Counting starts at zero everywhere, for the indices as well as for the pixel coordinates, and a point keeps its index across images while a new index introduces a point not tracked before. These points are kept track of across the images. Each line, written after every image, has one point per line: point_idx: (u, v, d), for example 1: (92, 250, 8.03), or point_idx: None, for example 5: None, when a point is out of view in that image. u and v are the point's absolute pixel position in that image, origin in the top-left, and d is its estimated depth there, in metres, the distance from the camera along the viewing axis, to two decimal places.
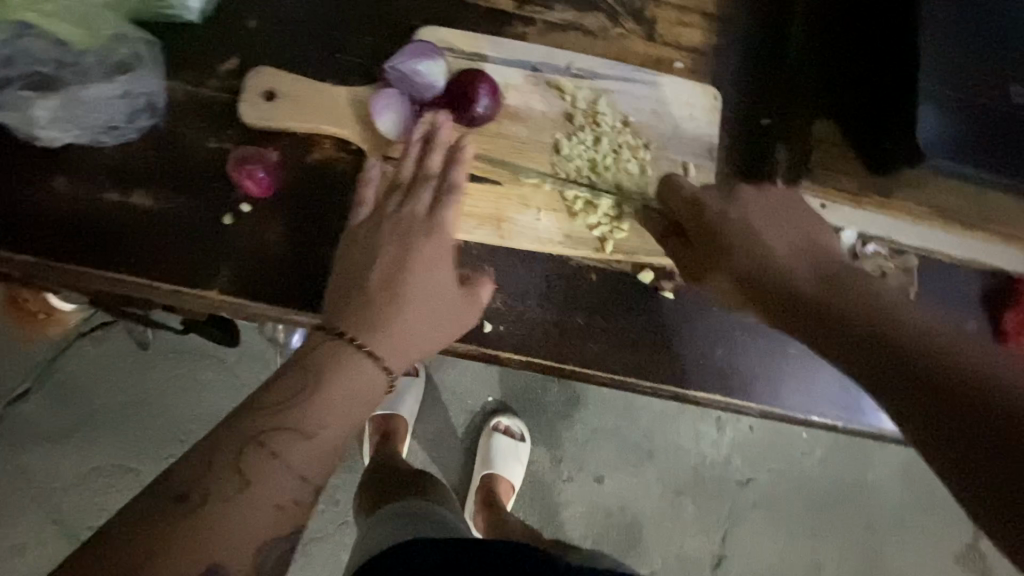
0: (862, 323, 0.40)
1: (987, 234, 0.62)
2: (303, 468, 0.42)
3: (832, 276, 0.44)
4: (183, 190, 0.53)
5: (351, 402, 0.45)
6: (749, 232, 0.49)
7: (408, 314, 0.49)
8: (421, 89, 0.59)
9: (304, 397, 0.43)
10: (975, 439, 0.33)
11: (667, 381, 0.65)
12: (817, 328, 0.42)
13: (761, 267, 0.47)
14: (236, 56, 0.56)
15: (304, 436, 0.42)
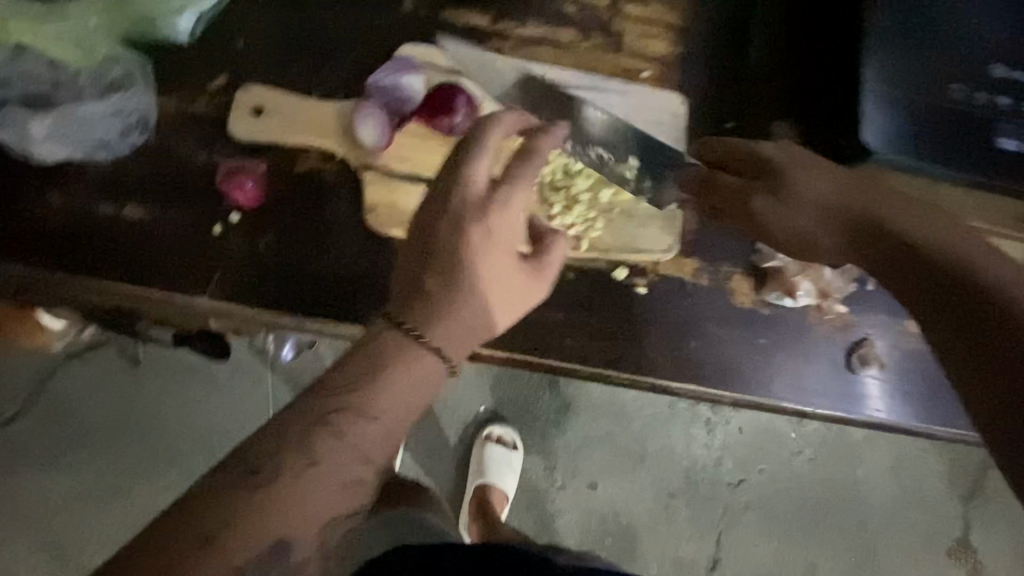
0: (950, 282, 0.42)
1: None
2: (366, 447, 0.43)
3: (918, 234, 0.46)
4: (181, 202, 0.61)
5: (408, 393, 0.45)
6: (807, 170, 0.51)
7: (473, 299, 0.48)
8: (401, 101, 0.62)
9: (366, 387, 0.44)
10: (1001, 357, 0.38)
11: (644, 374, 0.62)
12: (915, 286, 0.45)
13: (820, 203, 0.50)
14: (223, 75, 0.63)
15: (366, 418, 0.44)
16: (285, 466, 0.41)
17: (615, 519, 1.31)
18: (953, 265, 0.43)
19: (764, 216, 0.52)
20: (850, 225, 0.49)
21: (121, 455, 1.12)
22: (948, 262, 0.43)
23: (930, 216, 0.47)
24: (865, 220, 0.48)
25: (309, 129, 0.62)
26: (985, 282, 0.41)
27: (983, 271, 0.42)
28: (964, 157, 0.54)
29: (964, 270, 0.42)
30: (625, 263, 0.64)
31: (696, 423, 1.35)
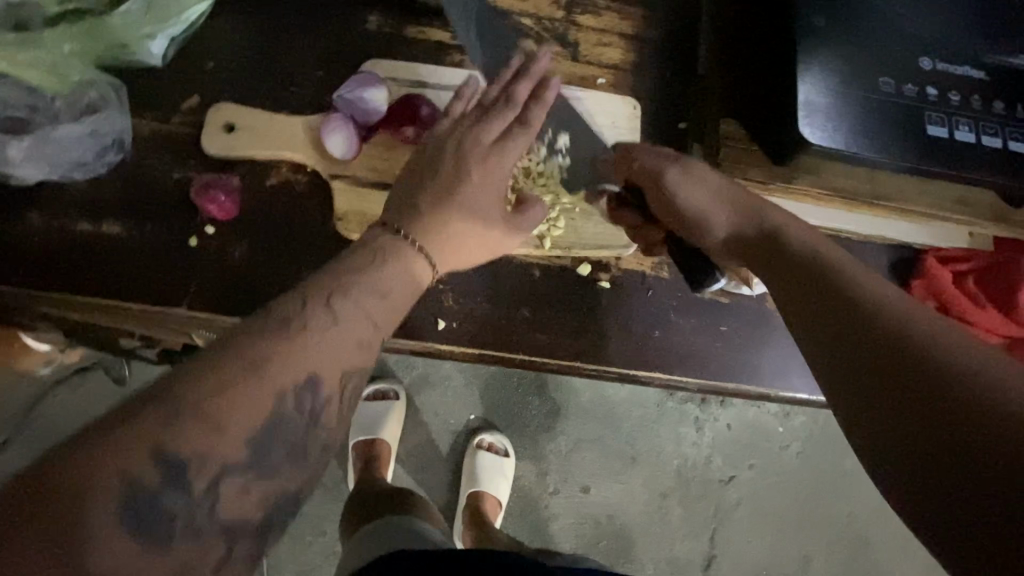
0: (805, 273, 0.45)
1: (879, 210, 0.67)
2: (375, 316, 0.47)
3: (787, 237, 0.50)
4: (157, 218, 0.63)
5: (410, 283, 0.51)
6: (686, 186, 0.55)
7: (462, 225, 0.54)
8: (365, 115, 0.64)
9: (378, 269, 0.49)
10: (942, 456, 0.32)
11: (612, 364, 0.65)
12: (839, 352, 0.39)
13: (698, 216, 0.55)
14: (195, 96, 0.66)
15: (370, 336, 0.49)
16: (314, 318, 0.44)
17: (610, 521, 1.32)
18: (811, 260, 0.46)
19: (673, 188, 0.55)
20: (737, 226, 0.54)
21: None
22: (807, 258, 0.47)
23: (797, 225, 0.51)
24: (750, 219, 0.53)
25: (279, 143, 0.64)
26: (920, 351, 0.36)
27: (834, 265, 0.45)
28: (896, 145, 0.58)
29: (819, 264, 0.46)
30: (588, 259, 0.67)
31: (684, 420, 1.37)
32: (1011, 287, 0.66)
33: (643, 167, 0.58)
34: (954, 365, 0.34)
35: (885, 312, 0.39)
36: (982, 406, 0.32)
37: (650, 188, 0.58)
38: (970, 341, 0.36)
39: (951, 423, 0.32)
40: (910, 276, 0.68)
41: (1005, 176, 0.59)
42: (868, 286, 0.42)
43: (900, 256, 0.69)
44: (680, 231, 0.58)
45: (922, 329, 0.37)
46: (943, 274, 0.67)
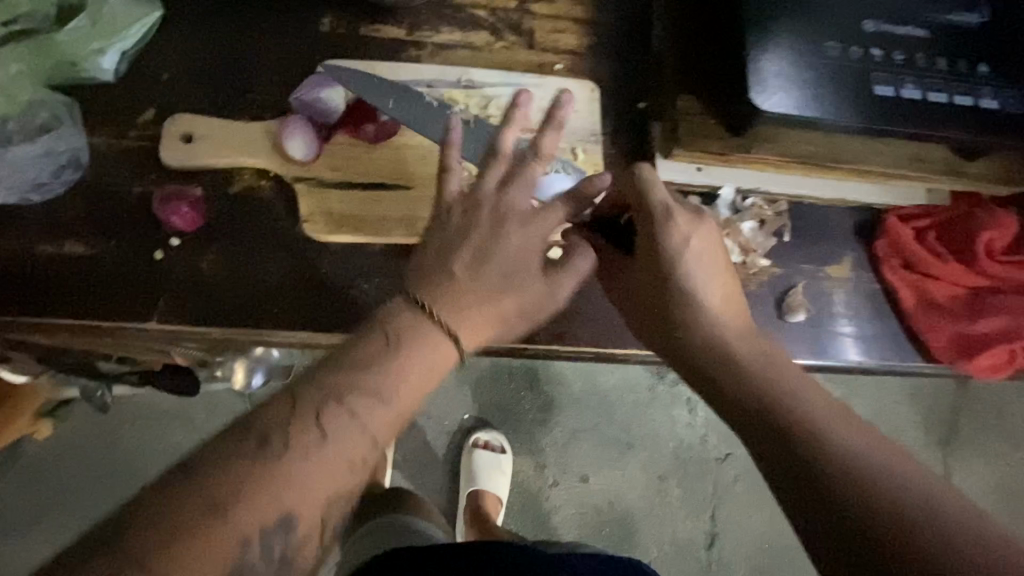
0: (755, 411, 0.47)
1: (836, 172, 0.67)
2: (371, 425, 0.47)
3: (734, 358, 0.52)
4: (121, 233, 0.62)
5: (436, 367, 0.50)
6: (673, 260, 0.55)
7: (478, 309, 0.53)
8: (323, 113, 0.64)
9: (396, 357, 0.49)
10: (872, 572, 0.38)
11: (589, 344, 0.66)
12: (765, 450, 0.46)
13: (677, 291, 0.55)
14: (151, 109, 0.66)
15: (382, 402, 0.48)
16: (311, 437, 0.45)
17: (611, 508, 1.33)
18: (754, 393, 0.49)
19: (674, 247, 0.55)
20: (689, 324, 0.54)
21: (114, 503, 1.14)
22: (752, 395, 0.49)
23: (741, 340, 0.53)
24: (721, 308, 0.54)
25: (238, 151, 0.64)
26: (835, 463, 0.42)
27: (778, 396, 0.48)
28: (846, 106, 0.59)
29: (765, 400, 0.48)
30: (558, 243, 0.67)
31: (676, 403, 1.38)
32: (968, 239, 0.68)
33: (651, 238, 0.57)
34: (898, 494, 0.40)
35: (827, 447, 0.43)
36: (928, 546, 0.37)
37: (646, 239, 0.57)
38: (904, 471, 0.41)
39: (878, 542, 0.38)
40: (874, 236, 0.71)
41: (954, 129, 0.60)
42: (806, 398, 0.47)
43: (863, 219, 0.71)
44: (649, 297, 0.57)
45: (835, 438, 0.44)
46: (905, 232, 0.69)
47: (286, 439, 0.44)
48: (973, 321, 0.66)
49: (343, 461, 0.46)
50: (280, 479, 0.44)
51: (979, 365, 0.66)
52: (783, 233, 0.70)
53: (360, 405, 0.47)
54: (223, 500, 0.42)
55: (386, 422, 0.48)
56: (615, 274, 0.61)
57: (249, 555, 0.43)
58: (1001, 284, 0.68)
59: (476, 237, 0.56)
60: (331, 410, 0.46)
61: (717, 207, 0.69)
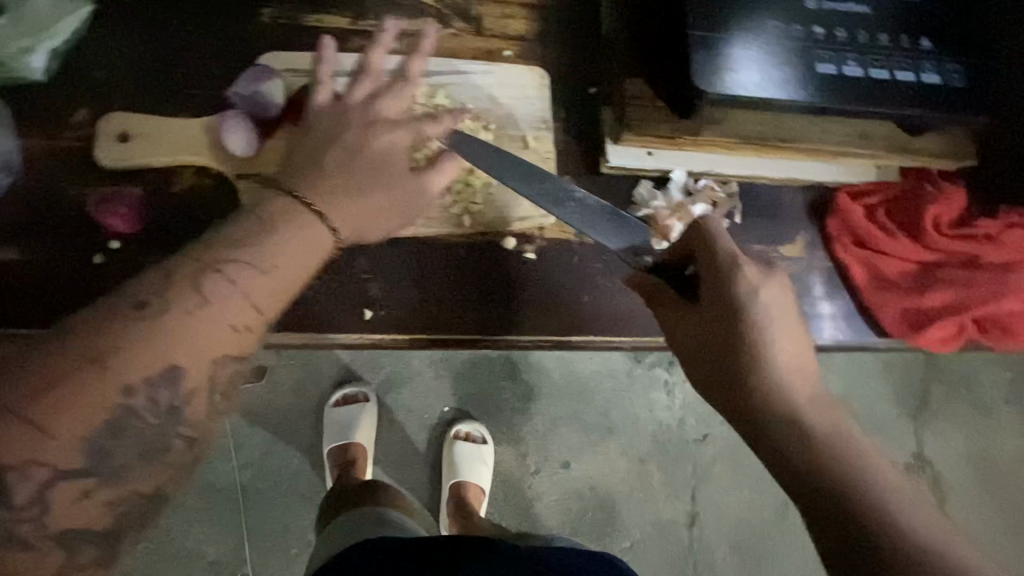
0: (817, 479, 0.46)
1: (784, 152, 0.67)
2: (251, 293, 0.49)
3: (801, 421, 0.48)
4: (57, 238, 0.61)
5: (312, 245, 0.53)
6: (751, 316, 0.51)
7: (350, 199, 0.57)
8: (262, 107, 0.63)
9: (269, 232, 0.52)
10: None
11: (547, 332, 0.66)
12: (827, 536, 0.44)
13: (749, 350, 0.50)
14: (87, 108, 0.64)
15: (256, 270, 0.50)
16: (176, 301, 0.46)
17: (592, 493, 1.34)
18: (827, 463, 0.46)
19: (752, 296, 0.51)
20: (761, 384, 0.50)
21: None
22: (821, 463, 0.46)
23: (816, 406, 0.49)
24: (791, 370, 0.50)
25: (177, 149, 0.62)
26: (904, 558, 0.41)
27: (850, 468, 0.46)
28: (789, 85, 0.59)
29: (836, 473, 0.45)
30: (512, 232, 0.67)
31: (654, 387, 1.39)
32: (917, 215, 0.69)
33: (722, 288, 0.52)
34: None
35: (895, 537, 0.42)
36: None
37: (716, 284, 0.52)
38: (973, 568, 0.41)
39: None
40: (825, 214, 0.71)
41: (897, 106, 0.61)
42: (870, 477, 0.45)
43: (815, 197, 0.72)
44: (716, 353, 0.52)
45: (905, 526, 0.42)
46: (855, 210, 0.70)
47: (164, 303, 0.46)
48: (923, 296, 0.68)
49: (228, 324, 0.48)
50: (166, 334, 0.45)
51: (930, 338, 0.67)
52: (734, 215, 0.70)
53: (234, 270, 0.49)
54: (103, 357, 0.43)
55: (267, 290, 0.50)
56: (673, 319, 0.55)
57: (134, 406, 0.44)
58: (949, 258, 0.69)
59: (350, 137, 0.60)
60: (210, 277, 0.48)
61: (670, 191, 0.69)
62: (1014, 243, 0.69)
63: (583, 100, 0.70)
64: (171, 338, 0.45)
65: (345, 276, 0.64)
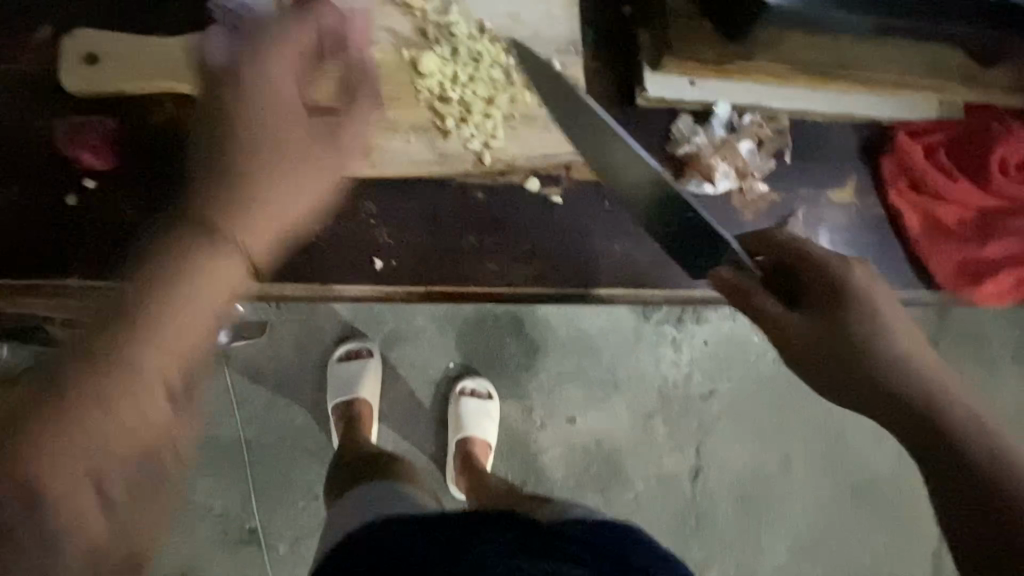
0: (947, 459, 0.42)
1: (839, 83, 0.60)
2: (170, 360, 0.40)
3: (926, 396, 0.45)
4: (23, 175, 0.54)
5: (230, 273, 0.43)
6: (871, 300, 0.48)
7: (266, 200, 0.45)
8: (248, 21, 0.53)
9: (164, 263, 0.41)
10: None
11: (572, 284, 0.60)
12: (958, 510, 0.41)
13: (867, 334, 0.47)
14: (48, 25, 0.55)
15: (174, 324, 0.41)
16: (78, 387, 0.37)
17: (598, 447, 1.33)
18: (987, 458, 0.41)
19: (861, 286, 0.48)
20: (900, 383, 0.46)
21: None
22: (981, 456, 0.42)
23: (954, 390, 0.46)
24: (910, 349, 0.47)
25: (155, 73, 0.54)
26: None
27: (1012, 459, 0.41)
28: (854, 2, 0.51)
29: (959, 444, 0.42)
30: (536, 171, 0.60)
31: (662, 343, 1.35)
32: (981, 156, 0.62)
33: (834, 289, 0.48)
34: None
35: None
36: None
37: (820, 287, 0.49)
38: None
39: None
40: (879, 155, 0.65)
41: (971, 19, 0.53)
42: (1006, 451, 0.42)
43: (869, 135, 0.65)
44: (827, 354, 0.47)
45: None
46: (915, 150, 0.63)
47: (78, 390, 0.37)
48: (981, 246, 0.62)
49: (131, 430, 0.37)
50: (57, 435, 0.35)
51: (986, 292, 0.62)
52: (785, 154, 0.63)
53: (150, 325, 0.40)
54: (47, 444, 0.35)
55: (170, 355, 0.40)
56: (777, 321, 0.49)
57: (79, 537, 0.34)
58: (1012, 205, 0.63)
59: (259, 100, 0.47)
60: (106, 340, 0.39)
61: (712, 127, 0.62)
62: None
63: (617, 22, 0.62)
64: (64, 442, 0.35)
65: (352, 221, 0.57)
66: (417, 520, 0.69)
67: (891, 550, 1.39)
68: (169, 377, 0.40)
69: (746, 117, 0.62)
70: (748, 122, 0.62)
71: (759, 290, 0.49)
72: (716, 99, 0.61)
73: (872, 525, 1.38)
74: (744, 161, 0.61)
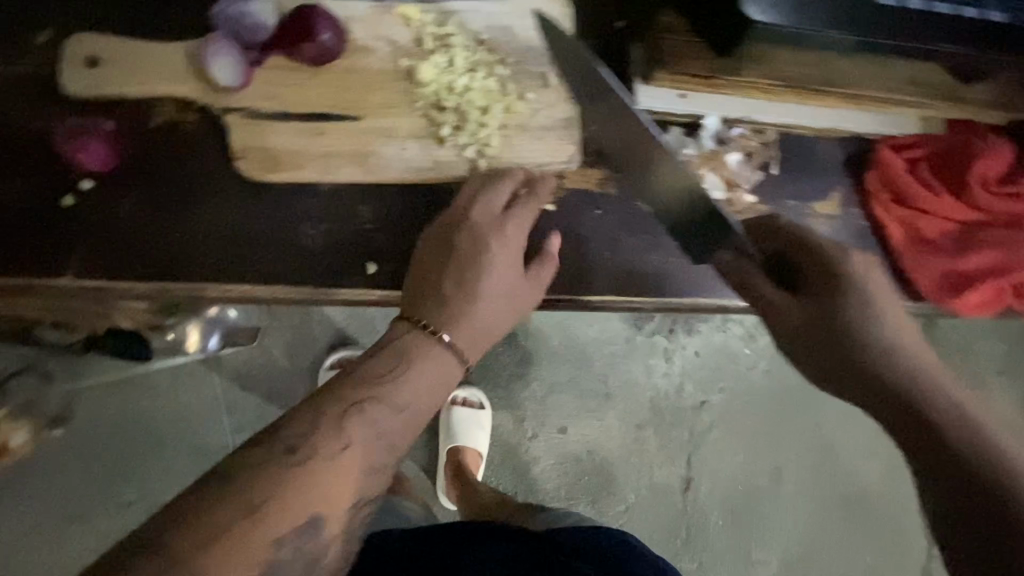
0: (942, 455, 0.42)
1: (824, 98, 0.63)
2: (391, 431, 0.47)
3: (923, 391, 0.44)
4: (21, 174, 0.54)
5: (440, 380, 0.50)
6: (866, 289, 0.48)
7: (480, 314, 0.52)
8: (251, 31, 0.55)
9: (398, 377, 0.48)
10: None
11: (565, 290, 0.61)
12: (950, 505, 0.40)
13: (862, 326, 0.47)
14: (50, 28, 0.56)
15: (393, 407, 0.47)
16: (322, 441, 0.44)
17: (589, 457, 1.33)
18: (970, 446, 0.41)
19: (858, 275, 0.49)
20: (893, 371, 0.45)
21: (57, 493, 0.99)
22: (965, 446, 0.41)
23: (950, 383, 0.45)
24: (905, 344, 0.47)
25: (157, 75, 0.55)
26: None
27: (997, 451, 0.41)
28: (841, 18, 0.53)
29: (953, 441, 0.42)
30: None
31: (654, 353, 1.36)
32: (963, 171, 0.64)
33: (837, 279, 0.49)
34: None
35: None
36: None
37: (819, 272, 0.49)
38: None
39: None
40: (864, 169, 0.67)
41: (953, 41, 0.55)
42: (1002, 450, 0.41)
43: (855, 149, 0.67)
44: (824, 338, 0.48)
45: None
46: (898, 163, 0.65)
47: (313, 445, 0.44)
48: (961, 258, 0.63)
49: (359, 469, 0.45)
50: (296, 501, 0.42)
51: (967, 302, 0.64)
52: (772, 166, 0.65)
53: (376, 393, 0.47)
54: (280, 512, 0.42)
55: (404, 427, 0.48)
56: (772, 303, 0.50)
57: (282, 557, 0.42)
58: (992, 218, 0.65)
59: (463, 246, 0.54)
60: (353, 417, 0.46)
61: (701, 139, 0.63)
62: None
63: (610, 35, 0.63)
64: (308, 489, 0.43)
65: (346, 226, 0.57)
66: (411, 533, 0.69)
67: (884, 565, 1.38)
68: (397, 444, 0.47)
69: (735, 129, 0.64)
70: (737, 134, 0.64)
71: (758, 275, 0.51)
72: (706, 112, 0.63)
73: (861, 539, 1.38)
74: (732, 172, 0.63)
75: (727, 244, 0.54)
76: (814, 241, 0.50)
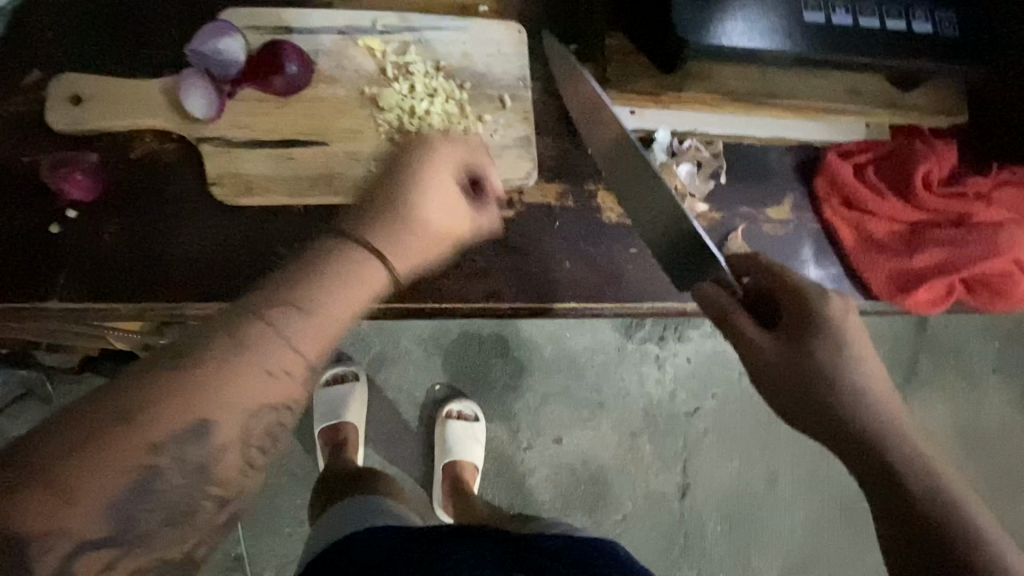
0: (893, 489, 0.44)
1: (768, 110, 0.65)
2: (295, 339, 0.40)
3: (879, 430, 0.47)
4: (11, 207, 0.58)
5: (360, 285, 0.43)
6: (838, 328, 0.50)
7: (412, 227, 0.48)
8: (223, 68, 0.59)
9: (307, 282, 0.41)
10: None
11: (530, 300, 0.63)
12: (896, 537, 0.43)
13: (831, 365, 0.49)
14: (38, 69, 0.60)
15: (303, 313, 0.41)
16: (217, 350, 0.38)
17: (584, 467, 1.34)
18: (913, 479, 0.44)
19: (833, 318, 0.50)
20: (857, 415, 0.48)
21: None
22: (917, 489, 0.44)
23: (903, 421, 0.48)
24: (869, 383, 0.49)
25: (136, 110, 0.59)
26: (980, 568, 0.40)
27: (940, 482, 0.44)
28: (776, 32, 0.56)
29: (903, 474, 0.45)
30: None
31: (644, 360, 1.38)
32: (906, 173, 0.67)
33: (809, 318, 0.50)
34: None
35: (973, 546, 0.41)
36: None
37: (795, 314, 0.51)
38: None
39: None
40: (814, 174, 0.70)
41: (885, 53, 0.57)
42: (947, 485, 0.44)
43: (804, 157, 0.70)
44: (797, 375, 0.49)
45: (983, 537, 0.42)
46: (843, 168, 0.68)
47: (209, 350, 0.38)
48: (909, 256, 0.66)
49: (263, 372, 0.39)
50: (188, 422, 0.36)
51: (917, 300, 0.66)
52: (721, 175, 0.68)
53: (275, 303, 0.40)
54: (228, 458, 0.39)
55: (310, 335, 0.41)
56: (748, 338, 0.51)
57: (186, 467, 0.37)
58: (939, 218, 0.68)
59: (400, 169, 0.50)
60: (252, 325, 0.39)
61: (654, 152, 0.67)
62: (1003, 202, 0.67)
63: None
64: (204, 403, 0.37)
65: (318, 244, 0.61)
66: (393, 528, 0.70)
67: (883, 568, 1.38)
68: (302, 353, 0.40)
69: (686, 142, 0.67)
70: (687, 146, 0.67)
71: (738, 311, 0.52)
72: (655, 126, 0.67)
73: (858, 545, 1.38)
74: (683, 183, 0.66)
75: (712, 277, 0.56)
76: (791, 282, 0.51)
